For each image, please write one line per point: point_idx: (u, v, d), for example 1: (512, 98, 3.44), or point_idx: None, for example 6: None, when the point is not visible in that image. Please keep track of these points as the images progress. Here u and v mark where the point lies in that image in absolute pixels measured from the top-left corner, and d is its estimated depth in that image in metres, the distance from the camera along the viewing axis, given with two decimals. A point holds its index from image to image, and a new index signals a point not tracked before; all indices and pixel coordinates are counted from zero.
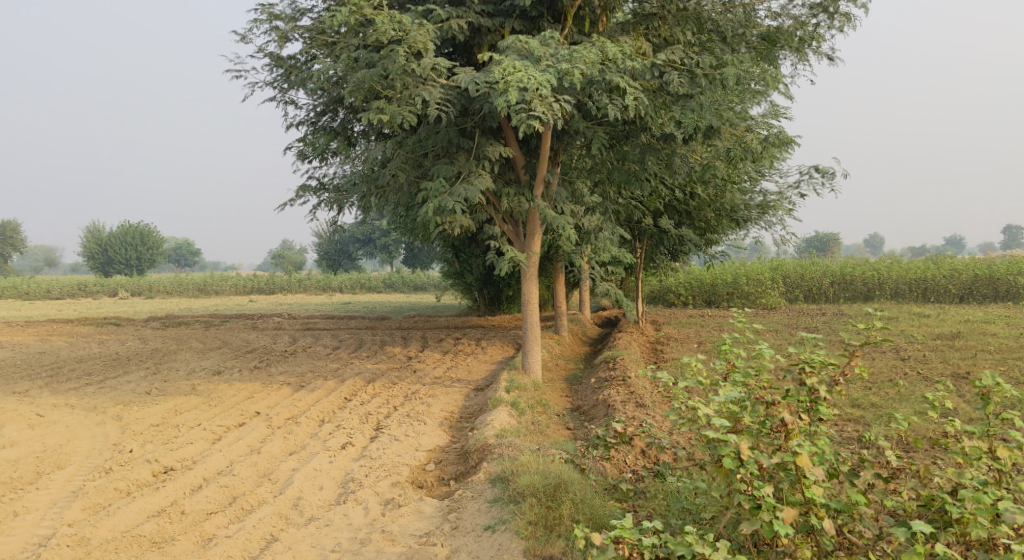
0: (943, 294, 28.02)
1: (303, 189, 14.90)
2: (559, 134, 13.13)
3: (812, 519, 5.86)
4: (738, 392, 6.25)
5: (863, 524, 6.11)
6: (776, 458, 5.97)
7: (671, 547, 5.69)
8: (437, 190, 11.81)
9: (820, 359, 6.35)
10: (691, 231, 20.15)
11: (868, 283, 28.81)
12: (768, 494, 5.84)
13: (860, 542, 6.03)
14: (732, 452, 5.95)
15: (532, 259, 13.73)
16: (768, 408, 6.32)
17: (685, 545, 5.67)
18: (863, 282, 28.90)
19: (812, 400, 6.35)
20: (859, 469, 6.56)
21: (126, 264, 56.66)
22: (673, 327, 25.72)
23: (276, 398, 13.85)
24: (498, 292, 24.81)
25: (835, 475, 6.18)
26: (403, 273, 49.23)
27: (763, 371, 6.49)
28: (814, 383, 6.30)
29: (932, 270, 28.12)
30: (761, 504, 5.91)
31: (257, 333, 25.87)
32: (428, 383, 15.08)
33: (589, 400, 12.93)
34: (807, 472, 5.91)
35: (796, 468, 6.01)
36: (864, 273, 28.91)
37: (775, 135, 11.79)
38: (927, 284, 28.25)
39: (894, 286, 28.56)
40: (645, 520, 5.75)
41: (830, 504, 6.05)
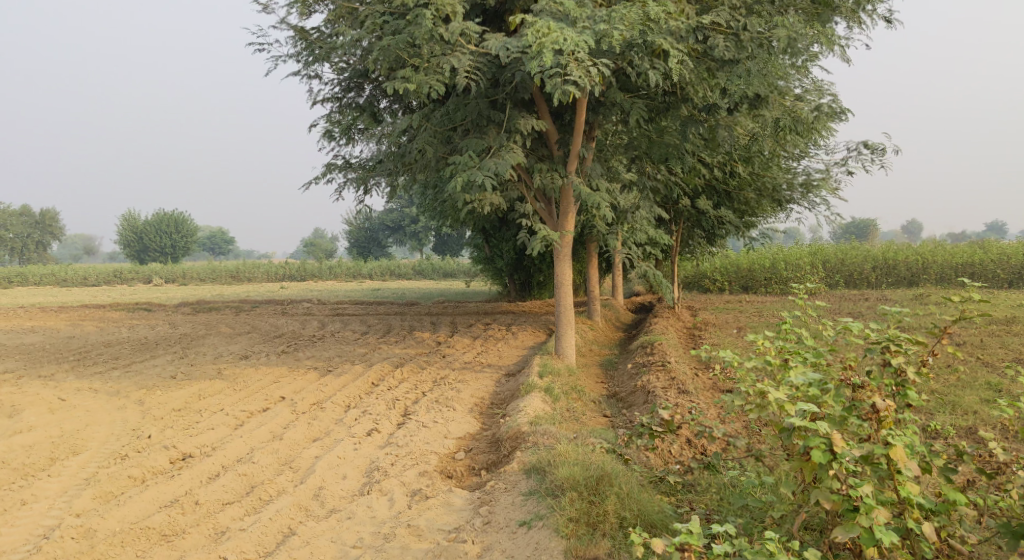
0: (991, 279, 26.91)
1: (328, 168, 14.40)
2: (594, 106, 12.49)
3: (912, 523, 5.40)
4: (819, 375, 5.72)
5: (964, 528, 5.64)
6: (866, 450, 5.49)
7: (749, 555, 5.21)
8: (466, 164, 11.26)
9: (907, 338, 5.84)
10: (730, 212, 19.39)
11: (912, 267, 27.77)
12: (865, 494, 5.37)
13: (962, 548, 5.57)
14: (821, 444, 5.43)
15: (566, 239, 13.10)
16: (854, 392, 5.89)
17: (767, 553, 5.19)
18: (907, 267, 27.86)
19: (899, 383, 5.90)
20: (956, 464, 6.01)
21: (161, 252, 56.91)
22: (710, 313, 24.97)
23: (302, 383, 13.41)
24: (529, 277, 24.22)
25: (929, 471, 5.69)
26: (433, 260, 48.83)
27: (846, 352, 6.09)
28: (900, 362, 5.83)
29: (980, 254, 27.01)
30: (856, 506, 5.43)
31: (286, 318, 25.57)
32: (457, 368, 14.55)
33: (626, 387, 12.33)
34: (902, 466, 5.45)
35: (888, 463, 5.54)
36: (908, 257, 27.87)
37: (828, 105, 11.05)
38: (974, 268, 27.14)
39: (940, 271, 27.49)
40: (718, 525, 5.22)
41: (925, 503, 5.59)
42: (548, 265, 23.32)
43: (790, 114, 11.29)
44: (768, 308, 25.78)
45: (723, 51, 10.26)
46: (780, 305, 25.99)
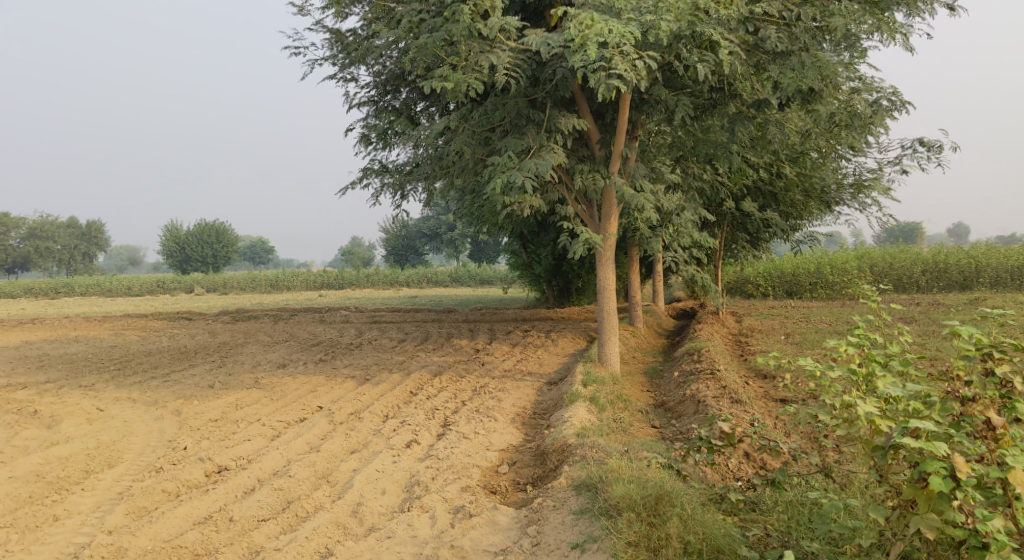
0: None
1: (366, 172, 14.14)
2: (638, 104, 12.08)
3: None
4: (924, 388, 5.59)
5: None
6: (983, 472, 5.32)
7: None
8: (505, 165, 10.91)
9: (1014, 346, 5.58)
10: (776, 214, 18.82)
11: (964, 271, 26.83)
12: (993, 527, 5.20)
13: None
14: (940, 468, 5.29)
15: (609, 242, 12.67)
16: (965, 405, 5.61)
17: None
18: (959, 271, 26.93)
19: (1006, 395, 5.59)
20: None
21: (203, 262, 57.46)
22: (755, 319, 24.32)
23: (339, 392, 13.13)
24: (568, 283, 23.76)
25: None
26: (470, 267, 48.61)
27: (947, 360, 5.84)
28: (1006, 372, 5.59)
29: None
30: (984, 543, 5.25)
31: (324, 327, 25.41)
32: (497, 376, 14.18)
33: (675, 396, 11.87)
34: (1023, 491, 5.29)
35: (1005, 490, 5.35)
36: (960, 260, 26.94)
37: (887, 97, 10.50)
38: None
39: (994, 274, 26.51)
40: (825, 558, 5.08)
41: None
42: (587, 270, 22.88)
43: (846, 108, 10.79)
44: (814, 313, 25.05)
45: (776, 42, 9.84)
46: (827, 310, 25.25)
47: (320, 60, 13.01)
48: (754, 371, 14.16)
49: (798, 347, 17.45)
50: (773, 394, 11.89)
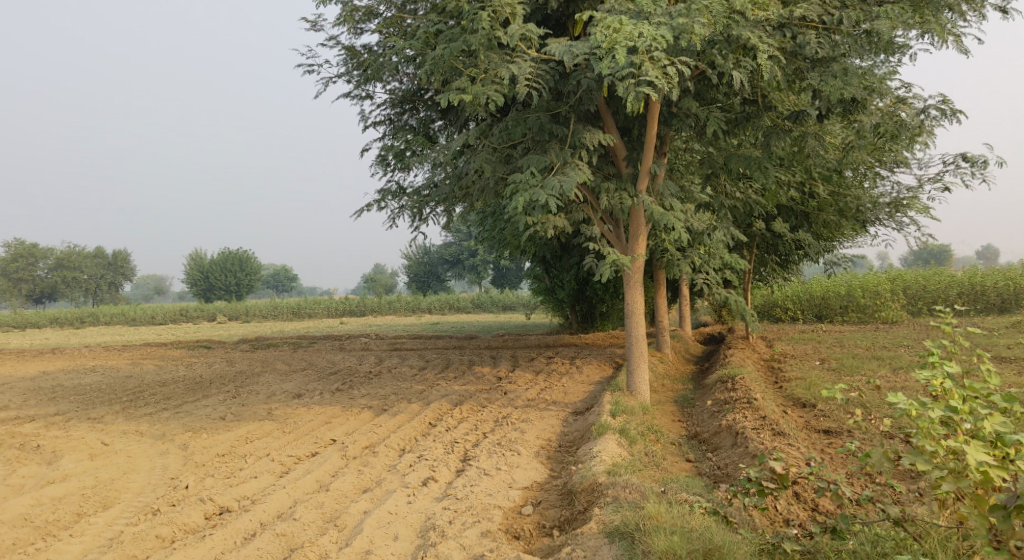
0: None
1: (382, 193, 13.58)
2: (666, 118, 11.56)
3: None
4: None
5: None
6: None
7: None
8: (527, 183, 10.33)
9: None
10: (808, 235, 18.08)
11: (1002, 293, 25.93)
12: None
13: None
14: None
15: (638, 264, 12.05)
16: None
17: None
18: (997, 293, 26.03)
19: None
20: None
21: (226, 290, 57.37)
22: (786, 343, 23.47)
23: (355, 424, 12.53)
24: (592, 307, 22.95)
25: None
26: (493, 293, 48.06)
27: None
28: None
29: None
30: None
31: (343, 354, 24.85)
32: (520, 405, 13.51)
33: (709, 427, 11.16)
34: None
35: None
36: (997, 282, 26.04)
37: (935, 106, 9.94)
38: None
39: None
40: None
41: None
42: (612, 294, 22.17)
43: (891, 118, 10.24)
44: (848, 337, 24.17)
45: (817, 47, 9.44)
46: (861, 335, 24.34)
47: (336, 77, 12.58)
48: (792, 400, 13.36)
49: (835, 373, 16.62)
50: (814, 424, 11.15)
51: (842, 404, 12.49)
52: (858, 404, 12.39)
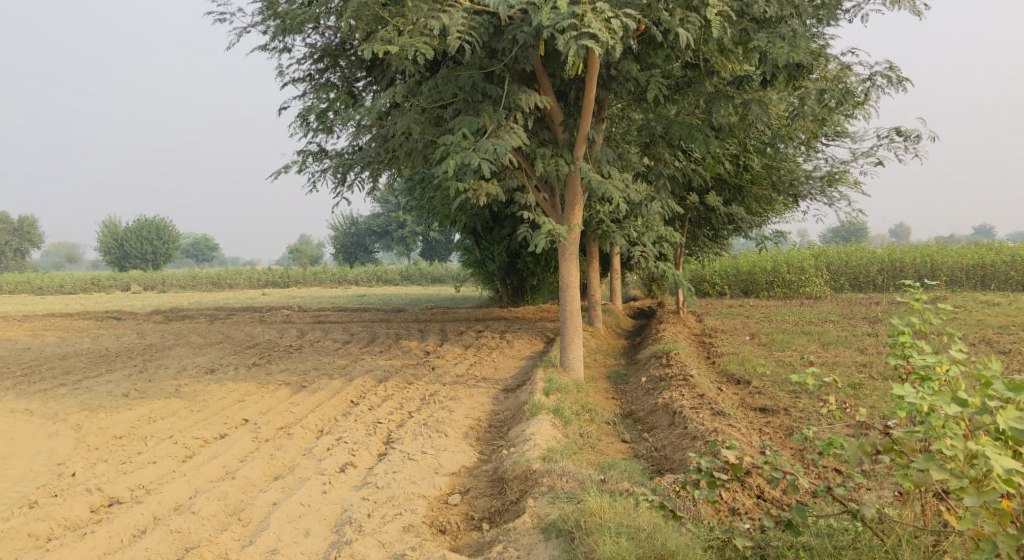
0: (1003, 282, 25.46)
1: (303, 155, 12.59)
2: (605, 82, 11.03)
3: None
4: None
5: None
6: None
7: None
8: (459, 145, 9.61)
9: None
10: (741, 209, 17.84)
11: (920, 270, 26.43)
12: None
13: None
14: None
15: (574, 235, 11.50)
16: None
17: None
18: (914, 269, 26.51)
19: None
20: None
21: (142, 259, 54.93)
22: (715, 318, 23.39)
23: (270, 402, 11.69)
24: (523, 281, 22.37)
25: None
26: (420, 264, 47.13)
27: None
28: None
29: (990, 255, 25.61)
30: None
31: (262, 327, 23.72)
32: (448, 382, 12.86)
33: (645, 405, 10.75)
34: None
35: None
36: (915, 259, 26.51)
37: (882, 71, 9.63)
38: (985, 271, 25.72)
39: (949, 273, 26.12)
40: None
41: None
42: (543, 268, 21.63)
43: (838, 84, 9.93)
44: (775, 312, 24.26)
45: (764, 6, 9.35)
46: (786, 310, 24.44)
47: (251, 27, 11.52)
48: (726, 376, 13.07)
49: (766, 349, 16.47)
50: (750, 402, 10.86)
51: (776, 381, 12.25)
52: (793, 381, 12.14)
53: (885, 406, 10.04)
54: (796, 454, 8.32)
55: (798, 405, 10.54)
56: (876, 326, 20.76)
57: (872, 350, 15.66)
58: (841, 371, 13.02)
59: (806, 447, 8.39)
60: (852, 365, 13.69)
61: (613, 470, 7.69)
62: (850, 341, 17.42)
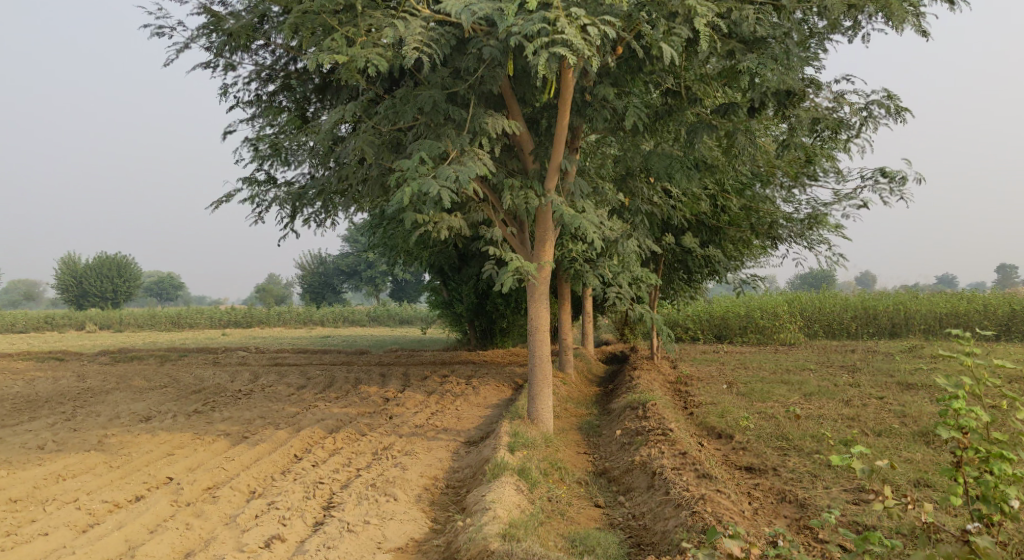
0: (978, 331, 24.89)
1: (249, 185, 11.52)
2: (579, 108, 10.16)
3: None
4: None
5: None
6: None
7: None
8: (416, 171, 8.63)
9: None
10: (719, 251, 17.01)
11: (893, 317, 25.80)
12: None
13: None
14: None
15: (543, 273, 10.51)
16: None
17: None
18: (888, 317, 25.88)
19: None
20: None
21: (101, 297, 53.10)
22: (690, 364, 22.45)
23: (202, 457, 10.47)
24: (491, 323, 21.29)
25: None
26: (387, 306, 45.86)
27: None
28: None
29: (964, 304, 25.07)
30: None
31: (214, 369, 22.35)
32: (405, 434, 11.68)
33: (621, 463, 9.69)
34: None
35: None
36: (889, 307, 25.89)
37: (881, 101, 8.81)
38: (959, 320, 25.14)
39: (923, 321, 25.50)
40: None
41: None
42: (513, 309, 20.57)
43: (832, 112, 9.13)
44: (750, 358, 23.40)
45: (754, 26, 8.67)
46: (761, 357, 23.56)
47: (192, 43, 10.49)
48: (706, 430, 12.04)
49: (746, 399, 15.48)
50: (735, 460, 9.88)
51: (761, 435, 11.28)
52: (779, 437, 11.11)
53: (884, 467, 9.04)
54: (793, 525, 7.29)
55: (788, 464, 9.51)
56: (856, 376, 19.89)
57: (857, 402, 14.73)
58: (829, 425, 12.03)
59: (804, 516, 7.38)
60: (840, 419, 12.72)
61: (587, 549, 6.65)
62: (833, 392, 16.50)
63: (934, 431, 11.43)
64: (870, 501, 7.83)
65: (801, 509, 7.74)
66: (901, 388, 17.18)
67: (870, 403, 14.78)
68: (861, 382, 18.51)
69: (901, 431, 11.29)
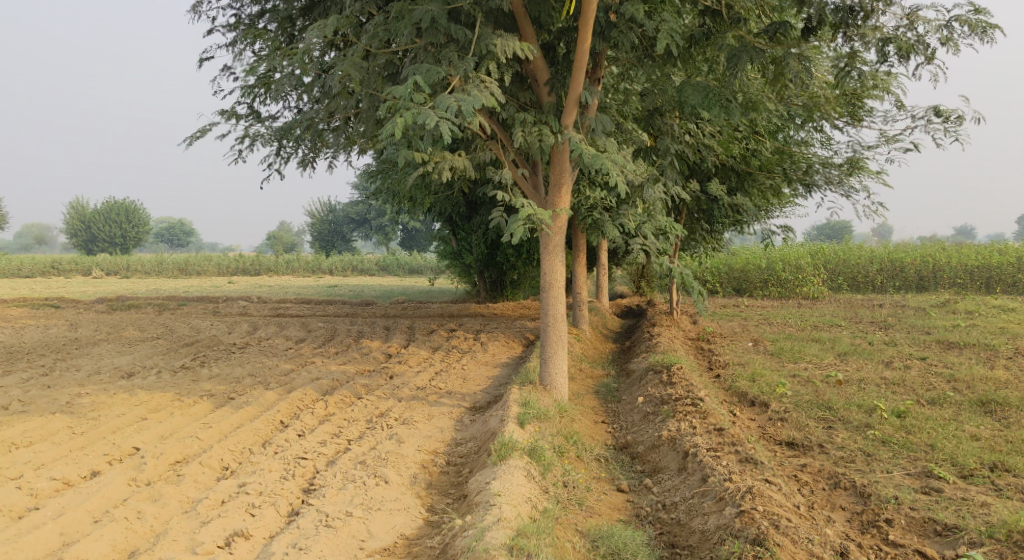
0: (1009, 286, 23.57)
1: (229, 119, 10.27)
2: (602, 29, 8.82)
3: None
4: None
5: None
6: None
7: None
8: (409, 100, 7.31)
9: None
10: (746, 199, 15.61)
11: (921, 271, 24.43)
12: None
13: None
14: None
15: (560, 221, 9.23)
16: None
17: None
18: (915, 270, 24.50)
19: None
20: None
21: (111, 243, 52.08)
22: (710, 319, 21.22)
23: (178, 422, 9.36)
24: (502, 274, 20.08)
25: None
26: (396, 254, 44.68)
27: None
28: None
29: (997, 257, 23.69)
30: None
31: (213, 320, 21.23)
32: (404, 398, 10.52)
33: (645, 437, 8.54)
34: None
35: None
36: (917, 260, 24.50)
37: (966, 16, 7.39)
38: (991, 274, 23.77)
39: (953, 275, 24.14)
40: None
41: None
42: (523, 260, 19.20)
43: (904, 33, 7.74)
44: (773, 313, 22.14)
45: None
46: (785, 311, 22.32)
47: None
48: (737, 396, 10.87)
49: (776, 360, 14.26)
50: (774, 434, 8.72)
51: (800, 404, 10.10)
52: (822, 406, 9.92)
53: (949, 446, 7.87)
54: (855, 522, 6.15)
55: (837, 441, 8.35)
56: (891, 333, 18.65)
57: (899, 363, 13.51)
58: (874, 392, 10.84)
59: (867, 510, 6.25)
60: (884, 384, 11.51)
61: None
62: (870, 352, 15.27)
63: (993, 400, 10.23)
64: (943, 491, 6.64)
65: (861, 500, 6.60)
66: (942, 348, 15.96)
67: (912, 365, 13.56)
68: (896, 340, 17.27)
69: (956, 401, 10.08)
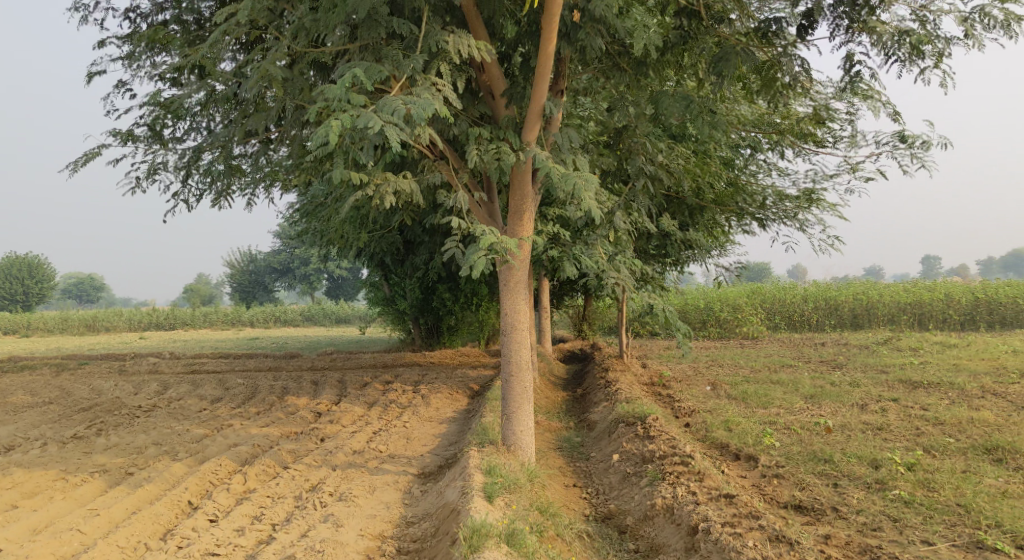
0: (942, 321, 23.32)
1: (126, 142, 8.75)
2: (566, 31, 7.67)
3: None
4: None
5: None
6: None
7: None
8: (344, 102, 5.96)
9: None
10: (697, 234, 14.58)
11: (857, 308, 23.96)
12: None
13: None
14: None
15: (522, 252, 7.93)
16: None
17: None
18: (852, 308, 23.97)
19: None
20: None
21: (11, 300, 48.30)
22: (657, 362, 20.11)
23: (59, 509, 7.59)
24: (439, 320, 18.58)
25: None
26: (321, 305, 42.64)
27: None
28: None
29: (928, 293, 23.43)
30: None
31: (117, 381, 18.97)
32: (339, 466, 8.93)
33: (632, 504, 7.26)
34: None
35: None
36: (853, 297, 24.04)
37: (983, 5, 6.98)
38: (923, 310, 23.52)
39: (887, 311, 23.71)
40: None
41: None
42: (461, 304, 17.77)
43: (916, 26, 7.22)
44: (721, 354, 21.19)
45: None
46: (732, 352, 21.35)
47: None
48: (717, 448, 9.65)
49: (744, 405, 13.15)
50: (776, 495, 7.52)
51: (792, 456, 8.93)
52: (817, 459, 8.76)
53: (979, 506, 6.81)
54: None
55: (852, 501, 7.19)
56: (847, 373, 17.82)
57: (876, 406, 12.48)
58: (865, 440, 9.75)
59: None
60: (872, 431, 10.43)
61: None
62: (838, 394, 14.28)
63: (996, 446, 9.25)
64: None
65: None
66: (906, 387, 15.15)
67: (890, 409, 12.54)
68: (856, 380, 16.44)
69: (955, 448, 9.09)
